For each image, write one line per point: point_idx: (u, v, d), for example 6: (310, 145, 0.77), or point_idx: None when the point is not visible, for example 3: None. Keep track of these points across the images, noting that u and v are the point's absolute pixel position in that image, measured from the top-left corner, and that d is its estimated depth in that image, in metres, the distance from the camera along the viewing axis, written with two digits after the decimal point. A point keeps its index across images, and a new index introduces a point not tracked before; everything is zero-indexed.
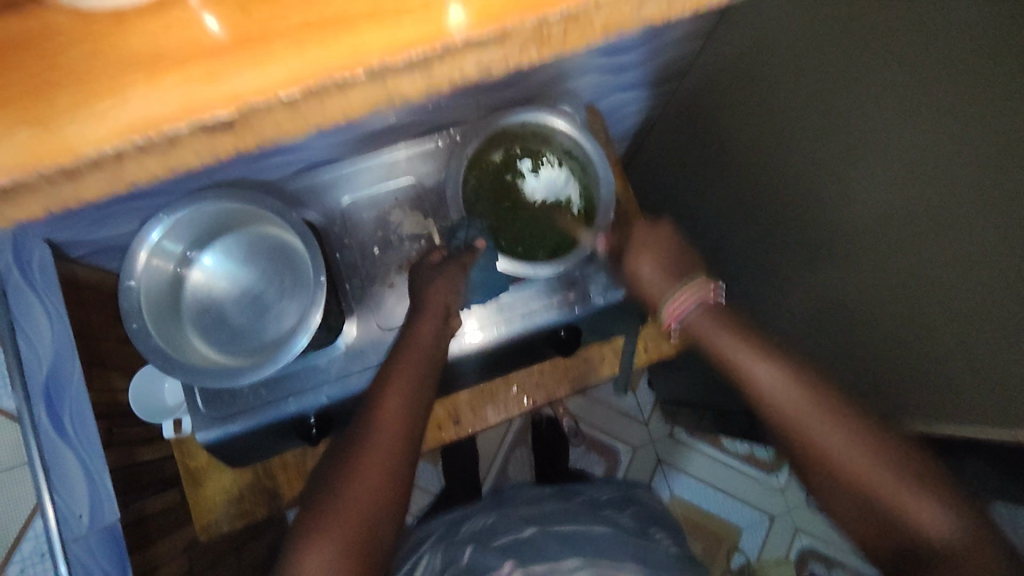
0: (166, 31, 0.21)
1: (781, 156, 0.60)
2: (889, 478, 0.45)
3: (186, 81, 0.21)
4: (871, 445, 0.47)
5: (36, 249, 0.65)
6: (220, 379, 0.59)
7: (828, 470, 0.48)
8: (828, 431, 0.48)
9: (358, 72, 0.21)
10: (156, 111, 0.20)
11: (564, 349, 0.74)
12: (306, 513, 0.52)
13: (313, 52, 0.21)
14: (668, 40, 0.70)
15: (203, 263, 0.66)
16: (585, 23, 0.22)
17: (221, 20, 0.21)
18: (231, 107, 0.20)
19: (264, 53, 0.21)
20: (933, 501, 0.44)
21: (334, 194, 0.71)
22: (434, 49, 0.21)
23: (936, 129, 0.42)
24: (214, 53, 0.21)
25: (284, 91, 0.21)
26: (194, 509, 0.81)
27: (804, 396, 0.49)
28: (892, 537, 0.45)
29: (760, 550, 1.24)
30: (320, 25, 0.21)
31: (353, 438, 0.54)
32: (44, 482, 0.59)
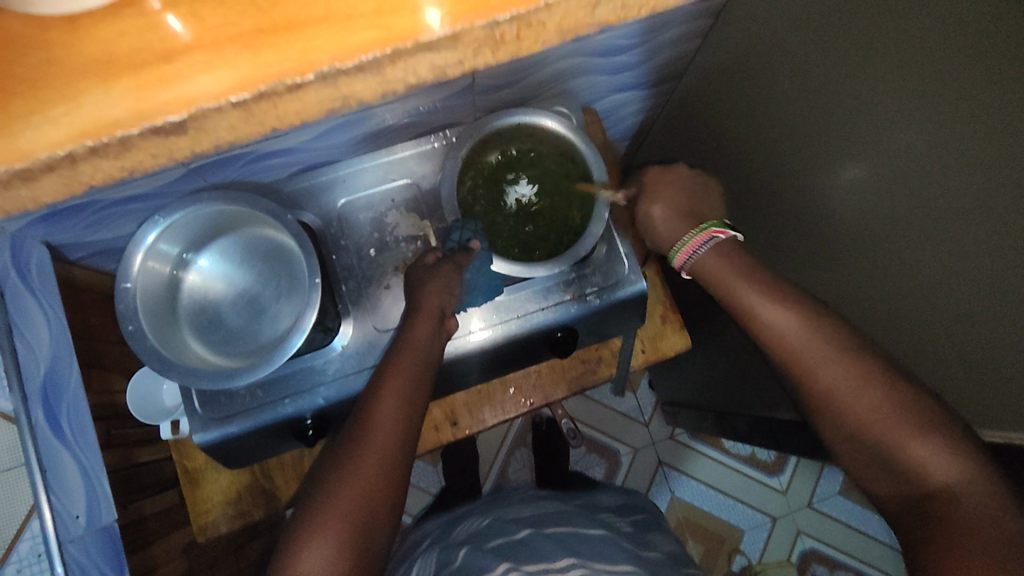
0: (120, 37, 0.23)
1: (778, 155, 0.60)
2: (893, 417, 0.46)
3: (137, 85, 0.23)
4: (883, 386, 0.47)
5: (33, 251, 0.65)
6: (216, 380, 0.60)
7: (835, 408, 0.49)
8: (835, 368, 0.49)
9: (309, 76, 0.22)
10: (109, 114, 0.22)
11: (563, 352, 0.73)
12: (299, 517, 0.52)
13: (265, 55, 0.23)
14: (664, 41, 0.70)
15: (199, 265, 0.66)
16: (538, 27, 0.23)
17: (182, 20, 0.23)
18: (183, 111, 0.22)
19: (216, 58, 0.23)
20: (937, 441, 0.45)
21: (330, 196, 0.71)
22: (388, 51, 0.22)
23: (931, 125, 0.42)
24: (167, 55, 0.23)
25: (234, 95, 0.22)
26: (193, 511, 0.79)
27: (815, 337, 0.51)
28: (897, 479, 0.46)
29: (762, 552, 1.23)
30: (273, 31, 0.23)
31: (347, 442, 0.54)
32: (41, 482, 0.59)
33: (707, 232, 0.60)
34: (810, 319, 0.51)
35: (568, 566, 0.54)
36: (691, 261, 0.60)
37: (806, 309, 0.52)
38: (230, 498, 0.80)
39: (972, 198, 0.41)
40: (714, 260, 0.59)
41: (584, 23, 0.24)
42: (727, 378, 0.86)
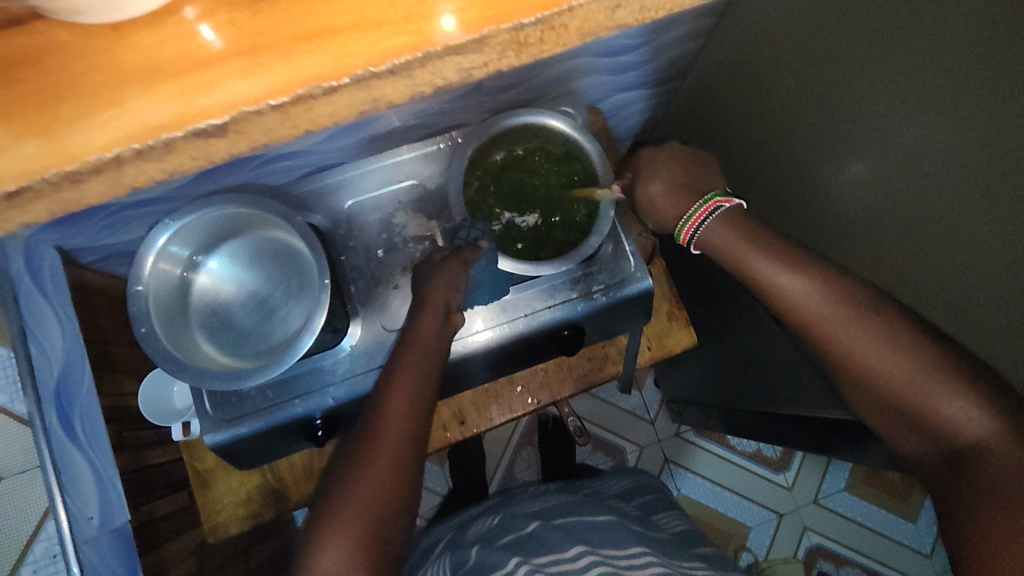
0: (161, 45, 0.22)
1: (784, 153, 0.60)
2: (913, 376, 0.47)
3: (180, 91, 0.22)
4: (909, 347, 0.47)
5: (46, 255, 0.66)
6: (227, 381, 0.60)
7: (856, 372, 0.50)
8: (851, 331, 0.50)
9: (344, 79, 0.22)
10: (154, 117, 0.22)
11: (571, 350, 0.75)
12: (316, 514, 0.52)
13: (301, 59, 0.22)
14: (668, 41, 0.71)
15: (209, 268, 0.67)
16: (561, 29, 0.24)
17: (215, 30, 0.22)
18: (225, 114, 0.22)
19: (255, 63, 0.22)
20: (959, 393, 0.45)
21: (338, 198, 0.71)
22: (417, 55, 0.22)
23: (931, 121, 0.43)
24: (207, 62, 0.22)
25: (273, 99, 0.22)
26: (203, 512, 0.80)
27: (822, 300, 0.51)
28: (925, 434, 0.47)
29: (769, 549, 1.24)
30: (308, 37, 0.22)
31: (360, 438, 0.55)
32: (54, 484, 0.60)
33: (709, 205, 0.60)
34: (822, 281, 0.52)
35: (579, 555, 0.55)
36: (699, 234, 0.61)
37: (820, 273, 0.52)
38: (241, 499, 0.81)
39: (974, 196, 0.41)
40: (728, 234, 0.58)
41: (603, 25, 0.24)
42: (733, 375, 0.87)
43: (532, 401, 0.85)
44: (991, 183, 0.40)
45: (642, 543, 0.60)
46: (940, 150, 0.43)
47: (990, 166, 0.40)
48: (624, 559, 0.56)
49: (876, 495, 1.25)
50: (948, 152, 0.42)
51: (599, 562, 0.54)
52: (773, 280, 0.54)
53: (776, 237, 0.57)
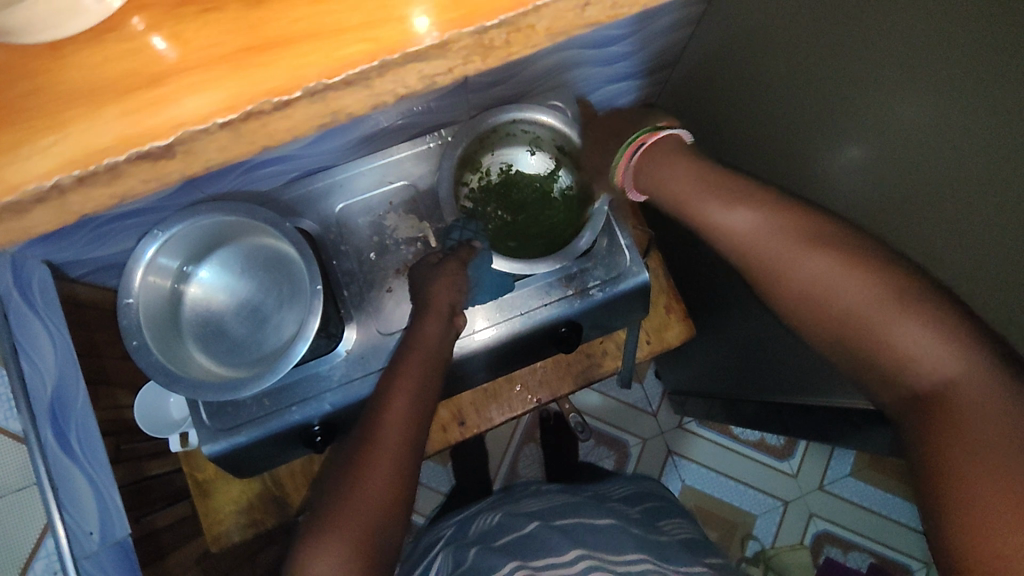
0: (104, 62, 0.23)
1: (771, 143, 0.59)
2: (870, 302, 0.39)
3: (124, 111, 0.22)
4: (843, 267, 0.41)
5: (35, 271, 0.65)
6: (221, 392, 0.60)
7: (813, 309, 0.42)
8: (803, 261, 0.43)
9: (296, 94, 0.22)
10: (95, 142, 0.22)
11: (568, 348, 0.74)
12: (313, 517, 0.51)
13: (252, 73, 0.22)
14: (656, 30, 0.69)
15: (199, 277, 0.66)
16: (529, 30, 0.23)
17: (166, 39, 0.23)
18: (168, 136, 0.22)
19: (201, 80, 0.22)
20: (920, 317, 0.37)
21: (328, 202, 0.71)
22: (374, 64, 0.22)
23: (913, 108, 0.41)
24: (162, 74, 0.22)
25: (221, 117, 0.22)
26: (205, 522, 0.79)
27: (773, 231, 0.45)
28: (887, 377, 0.38)
29: (775, 537, 1.23)
30: (259, 49, 0.22)
31: (359, 441, 0.54)
32: (53, 501, 0.59)
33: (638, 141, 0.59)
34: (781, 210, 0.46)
35: (577, 559, 0.55)
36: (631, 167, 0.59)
37: (763, 200, 0.47)
38: (242, 508, 0.80)
39: (955, 183, 0.40)
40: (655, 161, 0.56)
41: (574, 25, 0.23)
42: (734, 365, 0.86)
43: (532, 399, 0.84)
44: (972, 173, 0.38)
45: (640, 546, 0.60)
46: (916, 136, 0.42)
47: (968, 153, 0.38)
48: (621, 563, 0.55)
49: (880, 479, 1.25)
50: (926, 141, 0.41)
51: (596, 566, 0.54)
52: (725, 215, 0.49)
53: (738, 179, 0.51)
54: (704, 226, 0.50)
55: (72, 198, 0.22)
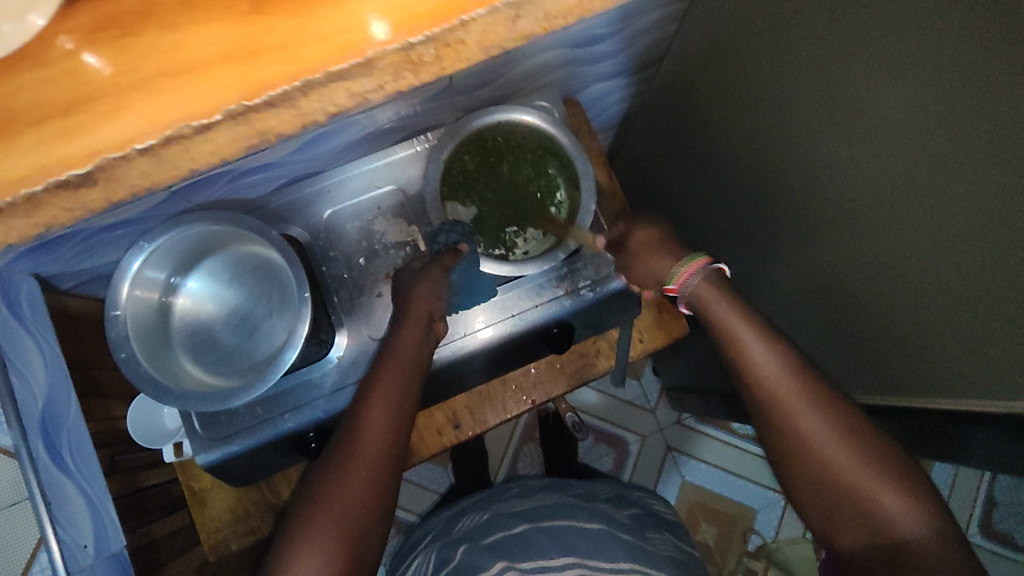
0: (20, 91, 0.23)
1: (763, 137, 0.59)
2: (862, 469, 0.46)
3: (39, 139, 0.22)
4: (837, 430, 0.48)
5: (22, 284, 0.65)
6: (212, 402, 0.60)
7: (809, 460, 0.48)
8: (804, 409, 0.49)
9: (217, 117, 0.22)
10: (9, 170, 0.22)
11: (559, 349, 0.73)
12: (288, 527, 0.51)
13: (166, 100, 0.22)
14: (641, 28, 0.69)
15: (188, 288, 0.66)
16: (459, 45, 0.23)
17: (98, 57, 0.23)
18: (87, 162, 0.22)
19: (122, 105, 0.22)
20: (902, 492, 0.45)
21: (316, 208, 0.70)
22: (298, 84, 0.22)
23: (907, 99, 0.41)
24: (88, 99, 0.22)
25: (140, 142, 0.22)
26: (202, 531, 0.79)
27: (792, 382, 0.50)
28: (864, 530, 0.45)
29: (777, 531, 1.23)
30: (178, 73, 0.22)
31: (335, 450, 0.54)
32: (46, 516, 0.59)
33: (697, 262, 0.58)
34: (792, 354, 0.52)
35: (566, 565, 0.55)
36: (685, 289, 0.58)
37: (789, 355, 0.51)
38: (238, 516, 0.80)
39: (951, 177, 0.39)
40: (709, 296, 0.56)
41: (507, 38, 0.24)
42: None
43: (527, 400, 0.84)
44: (967, 162, 0.38)
45: (630, 554, 0.59)
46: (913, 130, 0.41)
47: (968, 148, 0.38)
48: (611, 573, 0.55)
49: None
50: (923, 134, 0.41)
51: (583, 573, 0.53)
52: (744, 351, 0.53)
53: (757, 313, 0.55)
54: (733, 357, 0.54)
55: (20, 217, 0.22)
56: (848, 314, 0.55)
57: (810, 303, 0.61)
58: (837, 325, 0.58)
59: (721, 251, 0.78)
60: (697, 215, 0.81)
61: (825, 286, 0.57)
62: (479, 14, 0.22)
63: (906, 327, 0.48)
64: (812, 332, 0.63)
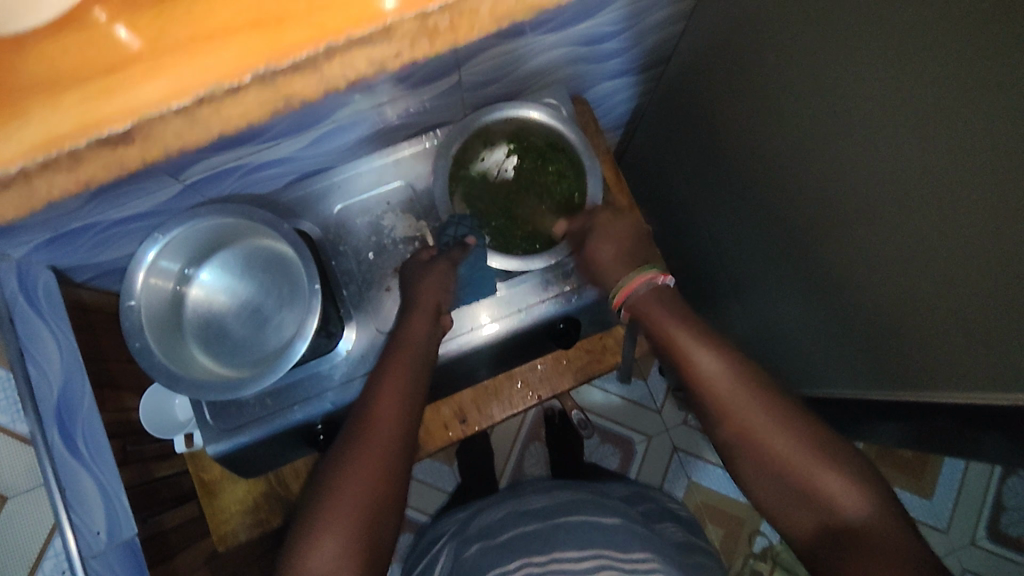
0: (64, 52, 0.29)
1: (769, 136, 0.60)
2: (803, 451, 0.47)
3: (85, 96, 0.30)
4: (783, 423, 0.48)
5: (40, 277, 0.66)
6: (223, 392, 0.61)
7: (755, 450, 0.49)
8: (749, 404, 0.50)
9: (245, 79, 0.30)
10: (61, 124, 0.30)
11: (565, 344, 0.73)
12: (305, 512, 0.52)
13: (203, 61, 0.29)
14: (649, 27, 0.70)
15: (201, 280, 0.67)
16: (467, 12, 0.32)
17: (127, 30, 0.29)
18: (131, 118, 0.30)
19: (153, 66, 0.29)
20: (839, 469, 0.46)
21: (326, 203, 0.72)
22: (324, 46, 0.30)
23: (912, 94, 0.41)
24: (124, 62, 0.29)
25: (176, 102, 0.30)
26: (211, 523, 0.80)
27: (737, 381, 0.51)
28: (810, 510, 0.46)
29: (783, 532, 1.23)
30: (207, 36, 0.29)
31: (349, 437, 0.55)
32: (60, 501, 0.60)
33: (648, 276, 0.59)
34: (733, 356, 0.53)
35: (585, 556, 0.56)
36: (630, 300, 0.59)
37: (735, 358, 0.53)
38: (247, 508, 0.81)
39: (958, 173, 0.40)
40: (650, 306, 0.57)
41: None
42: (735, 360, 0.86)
43: (534, 396, 0.84)
44: (971, 158, 0.39)
45: (642, 542, 0.60)
46: (919, 124, 0.42)
47: (977, 143, 0.38)
48: (631, 560, 0.56)
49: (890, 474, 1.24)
50: (930, 129, 0.41)
51: (605, 567, 0.54)
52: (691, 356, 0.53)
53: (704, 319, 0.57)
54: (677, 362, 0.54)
55: None
56: (850, 308, 0.56)
57: (814, 299, 0.62)
58: (841, 320, 0.58)
59: (728, 250, 0.79)
60: (702, 213, 0.81)
61: (830, 282, 0.58)
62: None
63: (908, 322, 0.48)
64: (817, 328, 0.63)
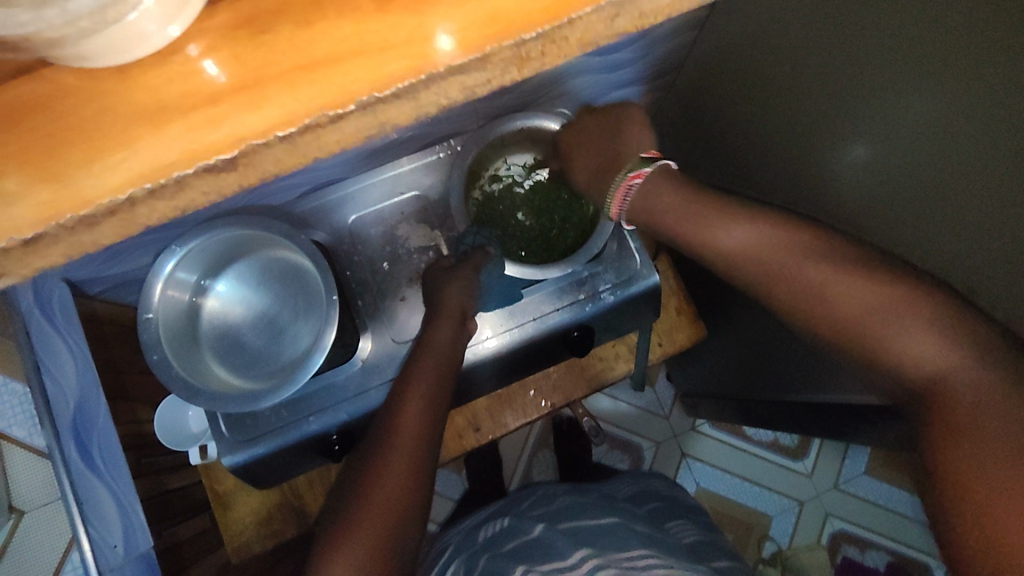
0: (168, 83, 0.19)
1: (764, 146, 0.60)
2: (880, 304, 0.41)
3: (190, 129, 0.19)
4: (839, 268, 0.44)
5: (55, 289, 0.65)
6: (242, 404, 0.61)
7: (825, 316, 0.44)
8: (806, 267, 0.45)
9: (348, 108, 0.19)
10: (161, 158, 0.18)
11: (581, 352, 0.73)
12: (335, 517, 0.52)
13: (306, 90, 0.19)
14: (657, 37, 0.70)
15: (217, 291, 0.67)
16: (563, 43, 0.20)
17: (221, 65, 0.19)
18: (232, 150, 0.19)
19: (260, 95, 0.19)
20: (915, 321, 0.40)
21: (341, 214, 0.71)
22: (422, 77, 0.19)
23: (920, 106, 0.41)
24: (214, 97, 0.19)
25: (281, 131, 0.19)
26: (226, 534, 0.82)
27: (775, 241, 0.47)
28: (888, 373, 0.41)
29: (792, 536, 1.23)
30: (310, 67, 0.19)
31: (376, 443, 0.55)
32: (77, 515, 0.61)
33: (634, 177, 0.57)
34: (785, 230, 0.47)
35: (580, 561, 0.54)
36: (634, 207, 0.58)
37: (766, 216, 0.48)
38: (261, 519, 0.83)
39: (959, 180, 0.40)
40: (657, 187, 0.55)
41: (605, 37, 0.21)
42: (730, 368, 0.86)
43: (546, 404, 0.85)
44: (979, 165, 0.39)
45: (649, 543, 0.59)
46: (925, 138, 0.42)
47: (984, 157, 0.38)
48: (628, 560, 0.54)
49: (898, 478, 1.24)
50: (940, 134, 0.41)
51: (603, 565, 0.52)
52: (719, 231, 0.50)
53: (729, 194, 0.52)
54: (699, 238, 0.51)
55: None
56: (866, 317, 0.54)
57: None
58: None
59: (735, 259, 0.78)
60: None
61: None
62: (584, 14, 0.19)
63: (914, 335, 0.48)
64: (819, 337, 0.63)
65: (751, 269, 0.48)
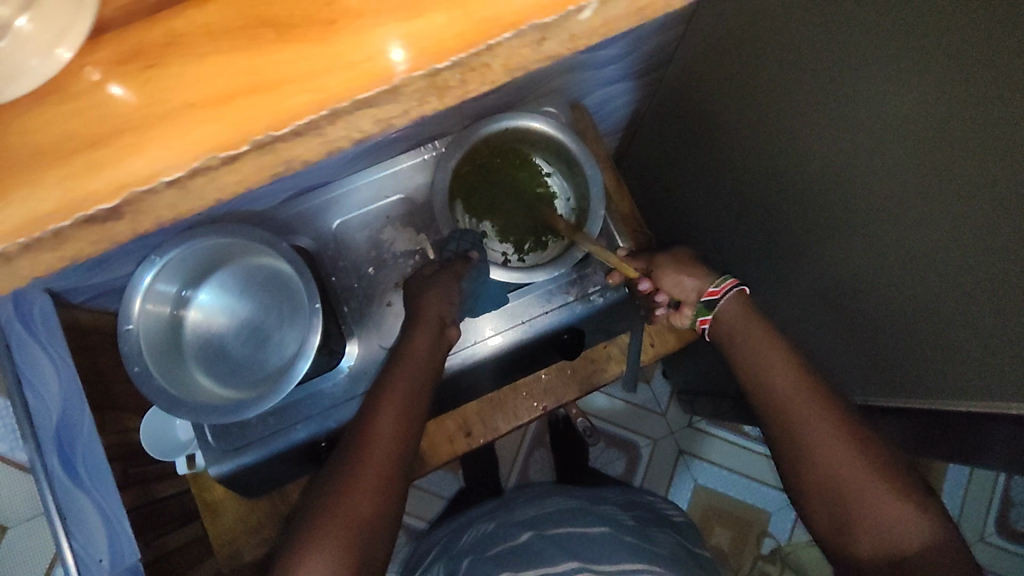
0: (77, 115, 0.20)
1: (750, 141, 0.58)
2: (860, 476, 0.47)
3: (68, 175, 0.19)
4: (834, 430, 0.49)
5: (36, 300, 0.65)
6: (224, 414, 0.59)
7: (813, 470, 0.49)
8: (808, 416, 0.50)
9: (243, 147, 0.19)
10: (38, 207, 0.19)
11: (570, 354, 0.72)
12: (302, 529, 0.51)
13: (197, 132, 0.19)
14: (642, 35, 0.69)
15: (199, 301, 0.66)
16: (485, 69, 0.20)
17: (125, 85, 0.20)
18: (116, 197, 0.19)
19: (146, 137, 0.19)
20: (899, 497, 0.46)
21: (323, 219, 0.70)
22: (324, 112, 0.19)
23: (894, 98, 0.38)
24: (112, 136, 0.20)
25: (168, 175, 0.19)
26: (216, 541, 0.80)
27: (786, 380, 0.52)
28: (866, 541, 0.46)
29: (791, 533, 1.22)
30: (205, 104, 0.20)
31: (347, 453, 0.54)
32: (60, 530, 0.60)
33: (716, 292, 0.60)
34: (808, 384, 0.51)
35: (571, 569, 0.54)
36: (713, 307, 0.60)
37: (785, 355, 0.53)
38: (251, 527, 0.81)
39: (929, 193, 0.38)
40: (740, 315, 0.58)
41: (532, 60, 0.21)
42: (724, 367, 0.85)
43: (538, 406, 0.84)
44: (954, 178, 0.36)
45: (636, 553, 0.58)
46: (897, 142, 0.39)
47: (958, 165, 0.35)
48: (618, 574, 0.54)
49: None
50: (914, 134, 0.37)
51: None
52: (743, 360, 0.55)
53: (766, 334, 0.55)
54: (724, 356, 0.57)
55: None
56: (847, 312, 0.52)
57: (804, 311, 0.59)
58: (814, 325, 0.58)
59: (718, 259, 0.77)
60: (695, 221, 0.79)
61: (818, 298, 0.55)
62: (503, 39, 0.19)
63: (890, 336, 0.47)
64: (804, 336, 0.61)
65: (759, 398, 0.54)
